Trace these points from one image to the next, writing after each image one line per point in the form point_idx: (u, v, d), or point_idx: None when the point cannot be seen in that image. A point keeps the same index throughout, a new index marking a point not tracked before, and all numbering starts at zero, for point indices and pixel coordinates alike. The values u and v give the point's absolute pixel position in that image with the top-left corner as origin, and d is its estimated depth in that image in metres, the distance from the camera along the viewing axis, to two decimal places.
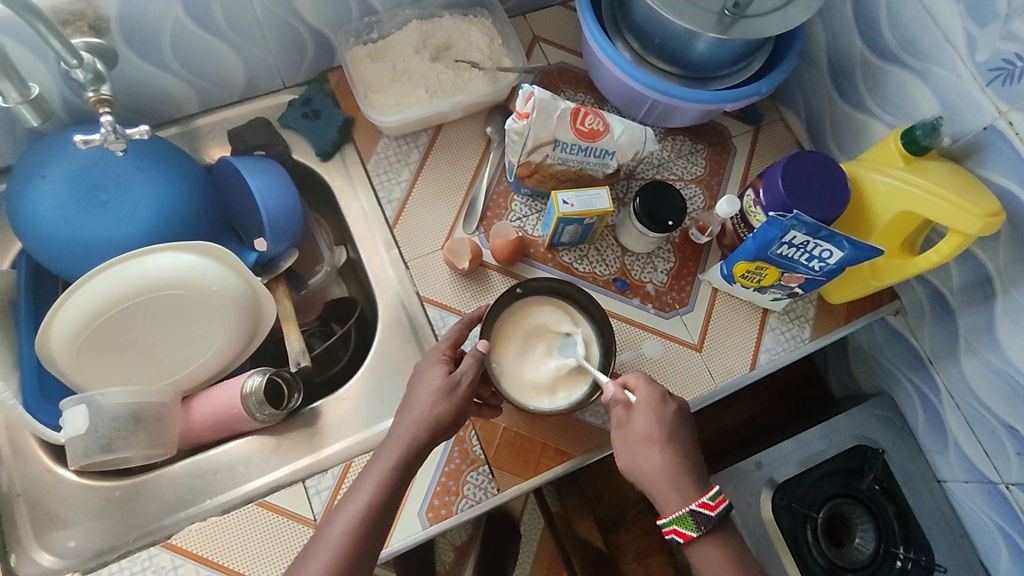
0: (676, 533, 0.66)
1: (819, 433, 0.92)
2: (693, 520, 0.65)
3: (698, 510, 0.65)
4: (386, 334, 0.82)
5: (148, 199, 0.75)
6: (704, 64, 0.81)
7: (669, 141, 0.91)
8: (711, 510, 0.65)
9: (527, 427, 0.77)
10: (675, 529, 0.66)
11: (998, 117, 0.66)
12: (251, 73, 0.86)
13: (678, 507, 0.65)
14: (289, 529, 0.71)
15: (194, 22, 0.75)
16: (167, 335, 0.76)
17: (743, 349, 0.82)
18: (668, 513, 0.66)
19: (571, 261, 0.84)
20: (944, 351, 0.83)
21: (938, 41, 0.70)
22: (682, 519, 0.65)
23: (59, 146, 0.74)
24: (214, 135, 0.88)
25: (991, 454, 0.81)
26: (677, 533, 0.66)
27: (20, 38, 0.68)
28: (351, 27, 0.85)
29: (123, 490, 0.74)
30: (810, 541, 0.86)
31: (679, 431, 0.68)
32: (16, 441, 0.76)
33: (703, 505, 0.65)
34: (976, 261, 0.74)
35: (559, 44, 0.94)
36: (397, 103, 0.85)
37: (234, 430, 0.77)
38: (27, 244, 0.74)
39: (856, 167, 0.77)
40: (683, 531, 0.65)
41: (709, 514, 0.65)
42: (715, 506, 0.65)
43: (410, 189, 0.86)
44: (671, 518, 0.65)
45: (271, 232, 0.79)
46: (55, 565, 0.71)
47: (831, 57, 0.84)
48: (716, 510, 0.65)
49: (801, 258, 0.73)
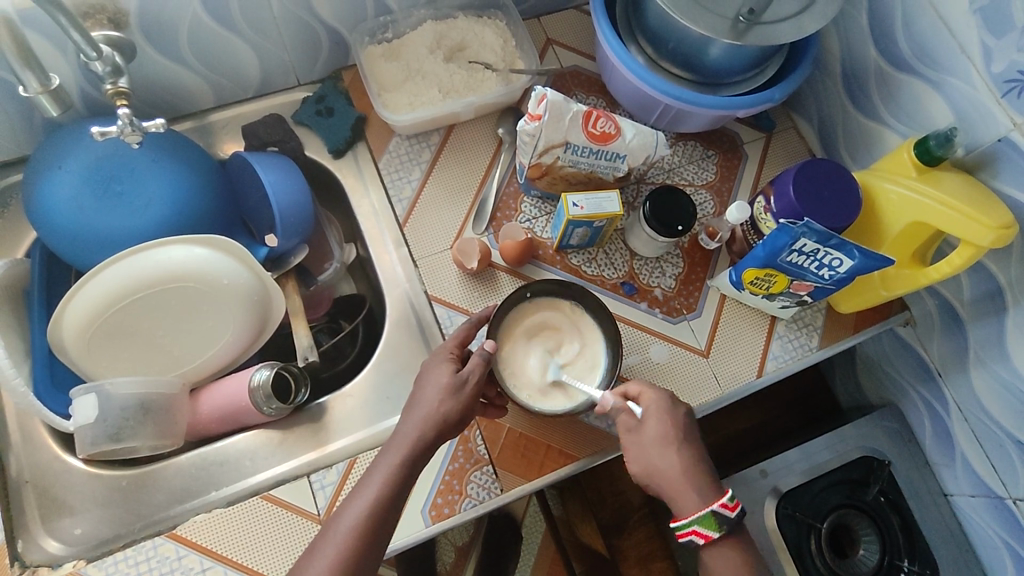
0: (696, 535, 0.65)
1: (824, 443, 0.91)
2: (715, 520, 0.64)
3: (719, 511, 0.64)
4: (395, 331, 0.83)
5: (162, 191, 0.75)
6: (717, 69, 0.80)
7: (680, 146, 0.91)
8: (730, 511, 0.64)
9: (532, 428, 0.77)
10: (695, 530, 0.64)
11: (1012, 129, 0.66)
12: (267, 70, 0.87)
13: (698, 508, 0.64)
14: (293, 523, 0.71)
15: (212, 18, 0.76)
16: (177, 326, 0.76)
17: (750, 357, 0.82)
18: (687, 515, 0.65)
19: (579, 264, 0.84)
20: (954, 363, 0.82)
21: (953, 52, 0.70)
22: (705, 519, 0.64)
23: (77, 137, 0.75)
24: (228, 131, 0.90)
25: (1000, 469, 0.80)
26: (697, 534, 0.65)
27: (42, 30, 0.69)
28: (366, 26, 0.86)
29: (130, 480, 0.74)
30: (814, 550, 0.86)
31: (686, 435, 0.68)
32: (25, 427, 0.76)
33: (723, 506, 0.64)
34: (987, 274, 0.74)
35: (571, 47, 0.94)
36: (410, 103, 0.85)
37: (242, 422, 0.78)
38: (42, 234, 0.74)
39: (869, 176, 0.76)
40: (705, 532, 0.64)
41: (730, 515, 0.64)
42: (733, 507, 0.64)
43: (421, 188, 0.86)
44: (691, 519, 0.64)
45: (282, 228, 0.80)
46: (61, 552, 0.71)
47: (845, 65, 0.84)
48: (735, 511, 0.64)
49: (811, 266, 0.72)
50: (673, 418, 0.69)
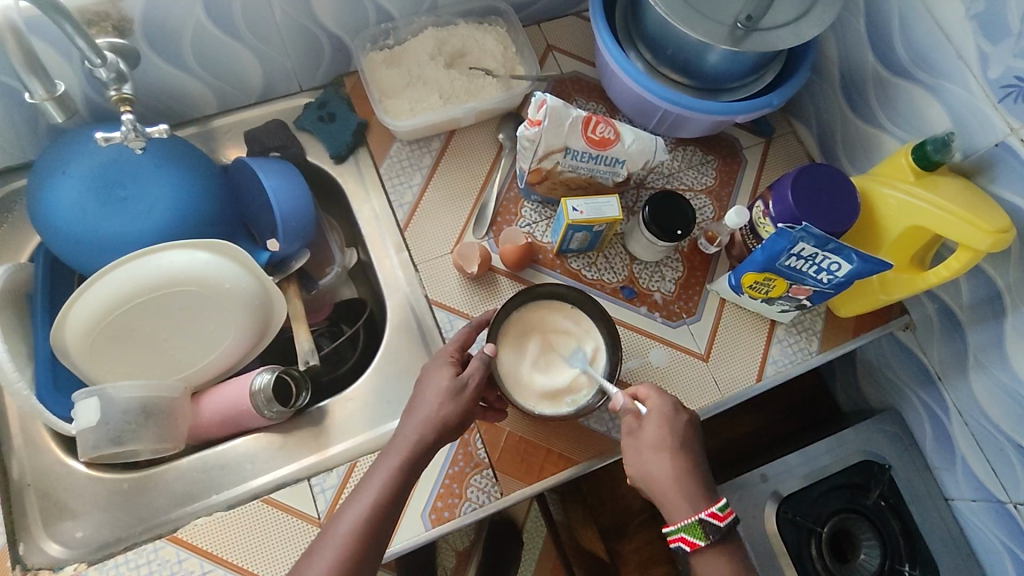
0: (683, 542, 0.64)
1: (825, 447, 0.91)
2: (703, 530, 0.64)
3: (708, 520, 0.64)
4: (395, 335, 0.83)
5: (166, 196, 0.76)
6: (716, 75, 0.81)
7: (679, 152, 0.92)
8: (719, 521, 0.64)
9: (532, 432, 0.77)
10: (682, 536, 0.64)
11: (1009, 133, 0.66)
12: (269, 77, 0.88)
13: (687, 515, 0.64)
14: (294, 527, 0.71)
15: (215, 25, 0.76)
16: (180, 330, 0.77)
17: (750, 361, 0.82)
18: (677, 521, 0.65)
19: (579, 268, 0.85)
20: (954, 367, 0.83)
21: (950, 58, 0.70)
22: (692, 528, 0.64)
23: (82, 142, 0.76)
24: (231, 136, 0.90)
25: (1000, 473, 0.80)
26: (684, 542, 0.64)
27: (46, 38, 0.70)
28: (367, 33, 0.87)
29: (132, 483, 0.75)
30: (814, 555, 0.86)
31: (684, 441, 0.68)
32: (28, 430, 0.77)
33: (713, 515, 0.64)
34: (985, 278, 0.74)
35: (571, 53, 0.95)
36: (411, 108, 0.86)
37: (243, 426, 0.78)
38: (46, 239, 0.75)
39: (867, 181, 0.77)
40: (692, 540, 0.64)
41: (719, 525, 0.64)
42: (723, 517, 0.64)
43: (422, 193, 0.87)
44: (680, 526, 0.64)
45: (283, 232, 0.80)
46: (63, 555, 0.72)
47: (843, 70, 0.85)
48: (725, 520, 0.64)
49: (810, 271, 0.73)
50: (677, 422, 0.68)
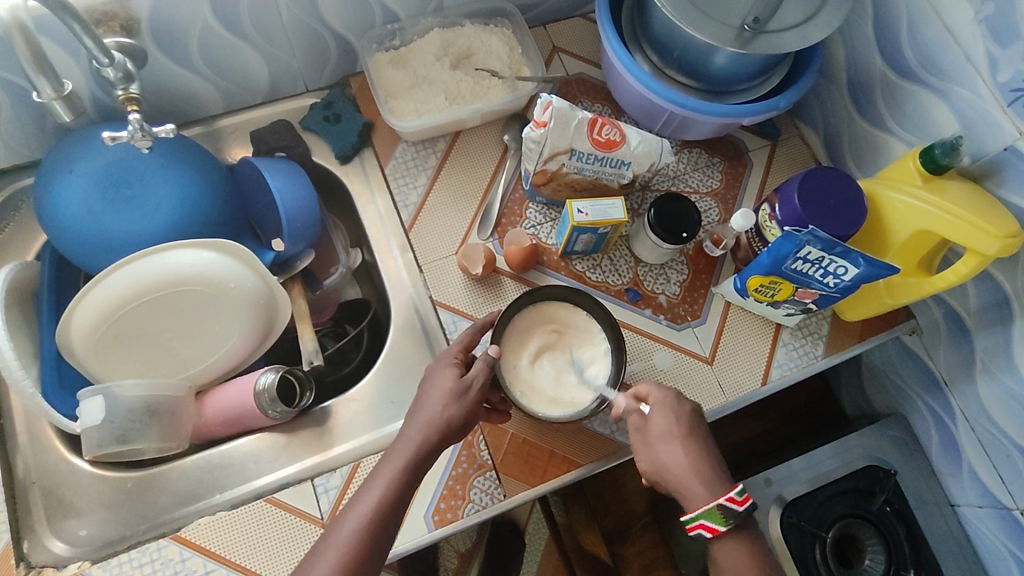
0: (703, 529, 0.62)
1: (830, 452, 0.91)
2: (721, 515, 0.61)
3: (726, 504, 0.61)
4: (399, 336, 0.83)
5: (171, 195, 0.76)
6: (723, 77, 0.81)
7: (685, 154, 0.91)
8: (738, 505, 0.61)
9: (535, 434, 0.77)
10: (702, 523, 0.62)
11: (1018, 137, 0.66)
12: (275, 77, 0.88)
13: (706, 501, 0.62)
14: (296, 528, 0.71)
15: (222, 24, 0.77)
16: (185, 329, 0.77)
17: (754, 365, 0.82)
18: (695, 508, 0.62)
19: (583, 270, 0.84)
20: (960, 372, 0.82)
21: (959, 60, 0.70)
22: (711, 513, 0.61)
23: (89, 142, 0.76)
24: (236, 136, 0.91)
25: (1006, 480, 0.79)
26: (704, 527, 0.62)
27: (55, 37, 0.71)
28: (374, 34, 0.87)
29: (135, 482, 0.75)
30: (818, 559, 0.86)
31: (690, 434, 0.67)
32: (33, 428, 0.77)
33: (731, 500, 0.61)
34: (993, 283, 0.74)
35: (577, 55, 0.95)
36: (417, 109, 0.86)
37: (247, 425, 0.79)
38: (54, 238, 0.75)
39: (874, 184, 0.76)
40: (711, 525, 0.62)
41: (738, 509, 0.61)
42: (742, 502, 0.61)
43: (427, 193, 0.87)
44: (698, 512, 0.62)
45: (289, 232, 0.81)
46: (66, 553, 0.72)
47: (851, 73, 0.84)
48: (744, 505, 0.61)
49: (816, 274, 0.72)
50: (685, 414, 0.68)
